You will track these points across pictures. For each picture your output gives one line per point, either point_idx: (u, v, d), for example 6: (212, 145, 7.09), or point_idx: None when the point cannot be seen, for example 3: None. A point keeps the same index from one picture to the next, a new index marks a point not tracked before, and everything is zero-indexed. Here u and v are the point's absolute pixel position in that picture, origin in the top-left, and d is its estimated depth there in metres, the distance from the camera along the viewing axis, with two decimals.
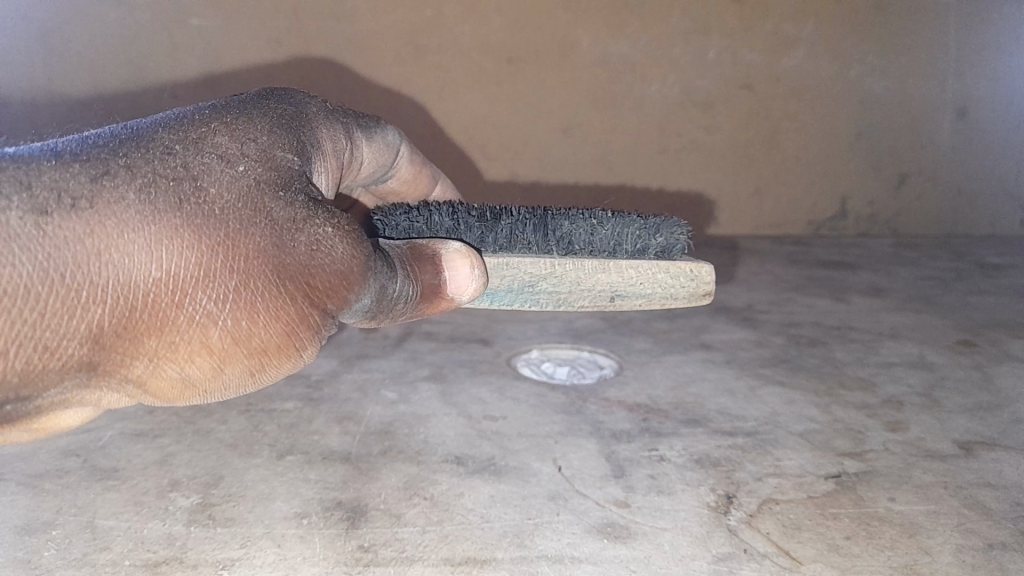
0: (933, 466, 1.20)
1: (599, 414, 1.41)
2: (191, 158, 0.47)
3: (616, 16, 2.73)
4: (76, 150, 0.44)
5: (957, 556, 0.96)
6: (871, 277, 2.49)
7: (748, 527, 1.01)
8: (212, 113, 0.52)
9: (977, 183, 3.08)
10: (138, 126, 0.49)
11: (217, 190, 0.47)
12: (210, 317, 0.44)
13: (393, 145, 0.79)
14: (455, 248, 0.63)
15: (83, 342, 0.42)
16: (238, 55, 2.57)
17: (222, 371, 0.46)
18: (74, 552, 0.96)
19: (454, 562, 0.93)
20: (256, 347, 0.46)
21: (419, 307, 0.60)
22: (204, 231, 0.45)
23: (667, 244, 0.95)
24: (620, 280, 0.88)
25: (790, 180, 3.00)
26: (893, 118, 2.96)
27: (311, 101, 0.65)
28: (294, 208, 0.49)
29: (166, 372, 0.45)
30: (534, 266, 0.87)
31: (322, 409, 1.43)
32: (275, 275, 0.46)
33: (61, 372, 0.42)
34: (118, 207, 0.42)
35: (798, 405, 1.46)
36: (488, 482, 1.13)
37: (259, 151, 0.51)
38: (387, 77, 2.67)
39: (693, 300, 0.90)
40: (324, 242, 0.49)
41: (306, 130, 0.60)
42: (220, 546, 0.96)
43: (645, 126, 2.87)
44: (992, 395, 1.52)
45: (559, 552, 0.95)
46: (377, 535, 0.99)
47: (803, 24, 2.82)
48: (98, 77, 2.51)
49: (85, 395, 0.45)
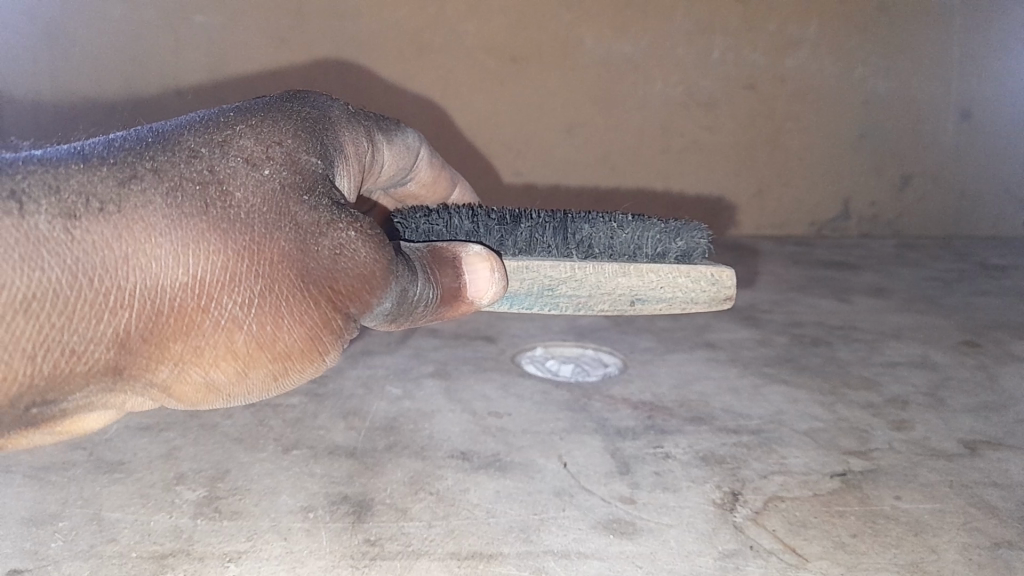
0: (938, 465, 1.21)
1: (604, 412, 1.41)
2: (216, 161, 0.47)
3: (620, 15, 2.72)
4: (103, 153, 0.44)
5: (963, 555, 0.96)
6: (874, 277, 2.49)
7: (753, 524, 1.01)
8: (237, 115, 0.52)
9: (981, 182, 3.07)
10: (164, 128, 0.49)
11: (243, 194, 0.47)
12: (235, 322, 0.44)
13: (413, 148, 0.79)
14: (476, 251, 0.63)
15: (109, 347, 0.42)
16: (240, 49, 2.56)
17: (246, 376, 0.46)
18: (80, 544, 0.96)
19: (460, 557, 0.93)
20: (280, 352, 0.46)
21: (439, 310, 0.60)
22: (230, 236, 0.45)
23: (687, 248, 0.96)
24: (641, 284, 0.88)
25: (794, 178, 2.99)
26: (897, 118, 2.96)
27: (335, 104, 0.65)
28: (319, 211, 0.49)
29: (191, 377, 0.45)
30: (554, 269, 0.86)
31: (327, 405, 1.43)
32: (299, 280, 0.46)
33: (87, 376, 0.42)
34: (145, 211, 0.43)
35: (803, 404, 1.46)
36: (493, 478, 1.13)
37: (284, 155, 0.51)
38: (391, 74, 2.66)
39: (713, 304, 0.90)
40: (348, 246, 0.49)
41: (329, 134, 0.60)
42: (226, 539, 0.97)
43: (649, 125, 2.87)
44: (997, 394, 1.52)
45: (564, 548, 0.96)
46: (383, 529, 0.99)
47: (807, 24, 2.82)
48: (98, 70, 2.50)
49: (110, 399, 0.45)
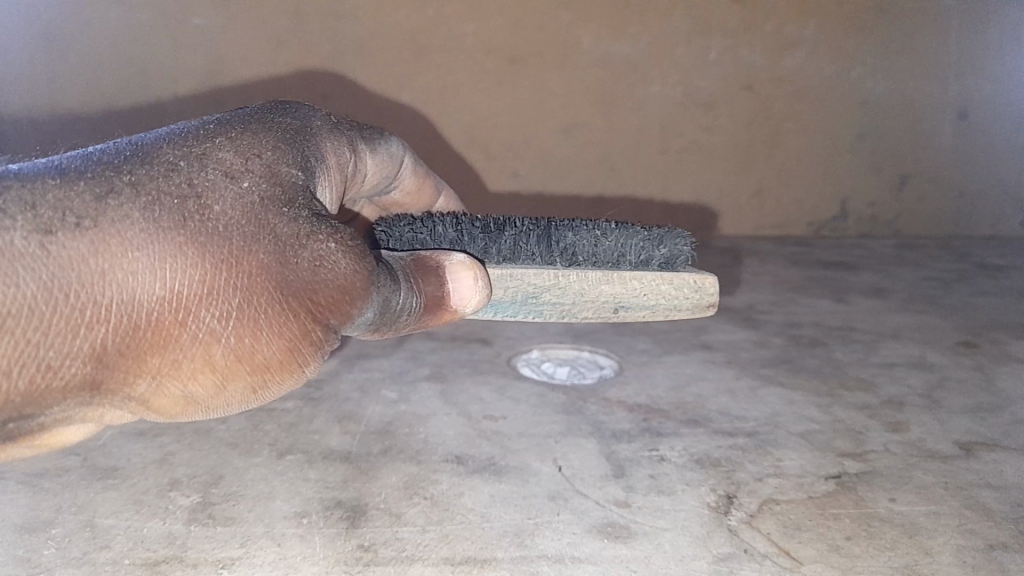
0: (934, 467, 1.21)
1: (599, 414, 1.41)
2: (195, 174, 0.47)
3: (616, 17, 2.72)
4: (80, 167, 0.44)
5: (958, 557, 0.96)
6: (871, 277, 2.49)
7: (748, 527, 1.01)
8: (217, 128, 0.52)
9: (978, 182, 3.07)
10: (142, 141, 0.49)
11: (222, 208, 0.47)
12: (214, 335, 0.44)
13: (397, 156, 0.79)
14: (459, 259, 0.63)
15: (86, 361, 0.41)
16: (236, 53, 2.56)
17: (225, 389, 0.46)
18: (73, 550, 0.96)
19: (454, 562, 0.93)
20: (259, 364, 0.46)
21: (421, 319, 0.61)
22: (209, 249, 0.45)
23: (670, 255, 0.95)
24: (624, 292, 0.88)
25: (790, 180, 2.99)
26: (893, 118, 2.96)
27: (316, 114, 0.65)
28: (299, 223, 0.49)
29: (170, 390, 0.45)
30: (538, 277, 0.87)
31: (322, 409, 1.43)
32: (278, 292, 0.46)
33: (64, 391, 0.42)
34: (123, 225, 0.42)
35: (798, 406, 1.46)
36: (488, 482, 1.13)
37: (264, 167, 0.51)
38: (387, 77, 2.66)
39: (697, 311, 0.90)
40: (327, 258, 0.49)
41: (311, 144, 0.60)
42: (220, 545, 0.96)
43: (645, 127, 2.87)
44: (992, 395, 1.52)
45: (559, 551, 0.96)
46: (377, 534, 0.99)
47: (803, 25, 2.82)
48: (94, 75, 2.50)
49: (88, 412, 0.44)
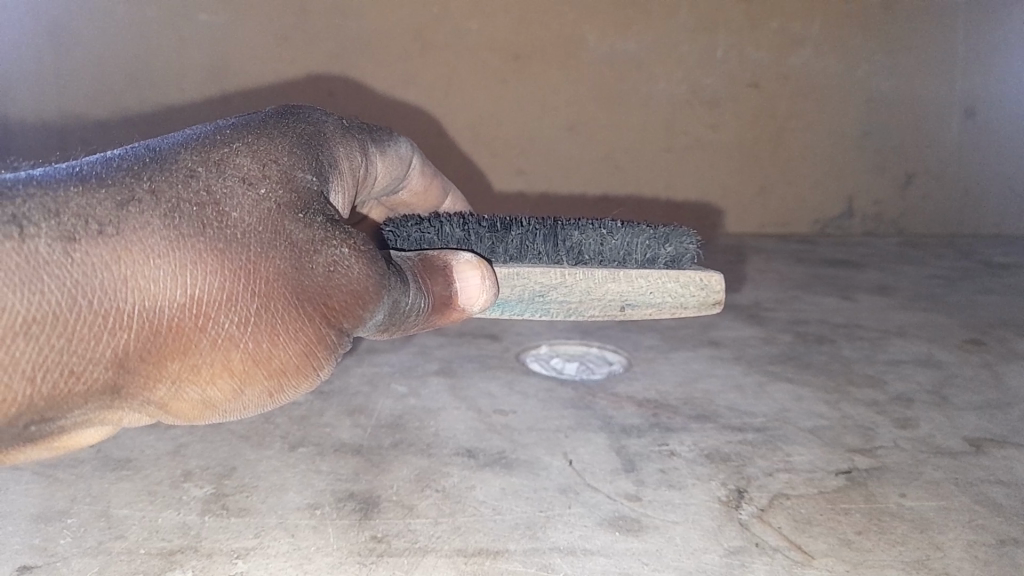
0: (943, 463, 1.20)
1: (608, 409, 1.42)
2: (214, 181, 0.48)
3: (622, 15, 2.71)
4: (102, 173, 0.45)
5: (968, 552, 0.96)
6: (880, 274, 2.48)
7: (760, 521, 1.02)
8: (233, 133, 0.53)
9: (992, 178, 3.02)
10: (161, 146, 0.50)
11: (240, 213, 0.47)
12: (231, 340, 0.45)
13: (405, 157, 0.80)
14: (466, 258, 0.64)
15: (108, 366, 0.42)
16: (242, 49, 2.57)
17: (242, 392, 0.47)
18: (88, 540, 0.97)
19: (466, 553, 0.94)
20: (276, 368, 0.47)
21: (430, 318, 0.62)
22: (228, 255, 0.45)
23: (677, 253, 0.95)
24: (631, 289, 0.89)
25: (800, 175, 2.98)
26: (903, 114, 2.93)
27: (328, 119, 0.66)
28: (313, 229, 0.50)
29: (188, 393, 0.46)
30: (545, 276, 0.88)
31: (332, 402, 1.45)
32: (294, 298, 0.47)
33: (86, 395, 0.42)
34: (142, 232, 0.43)
35: (807, 402, 1.46)
36: (499, 475, 1.14)
37: (280, 173, 0.52)
38: (394, 73, 2.67)
39: (703, 308, 0.90)
40: (342, 263, 0.50)
41: (324, 149, 0.61)
42: (233, 535, 0.98)
43: (652, 122, 2.86)
44: (1002, 393, 1.51)
45: (570, 544, 0.96)
46: (390, 526, 1.01)
47: (811, 22, 2.79)
48: (104, 70, 2.53)
49: (106, 415, 0.45)
